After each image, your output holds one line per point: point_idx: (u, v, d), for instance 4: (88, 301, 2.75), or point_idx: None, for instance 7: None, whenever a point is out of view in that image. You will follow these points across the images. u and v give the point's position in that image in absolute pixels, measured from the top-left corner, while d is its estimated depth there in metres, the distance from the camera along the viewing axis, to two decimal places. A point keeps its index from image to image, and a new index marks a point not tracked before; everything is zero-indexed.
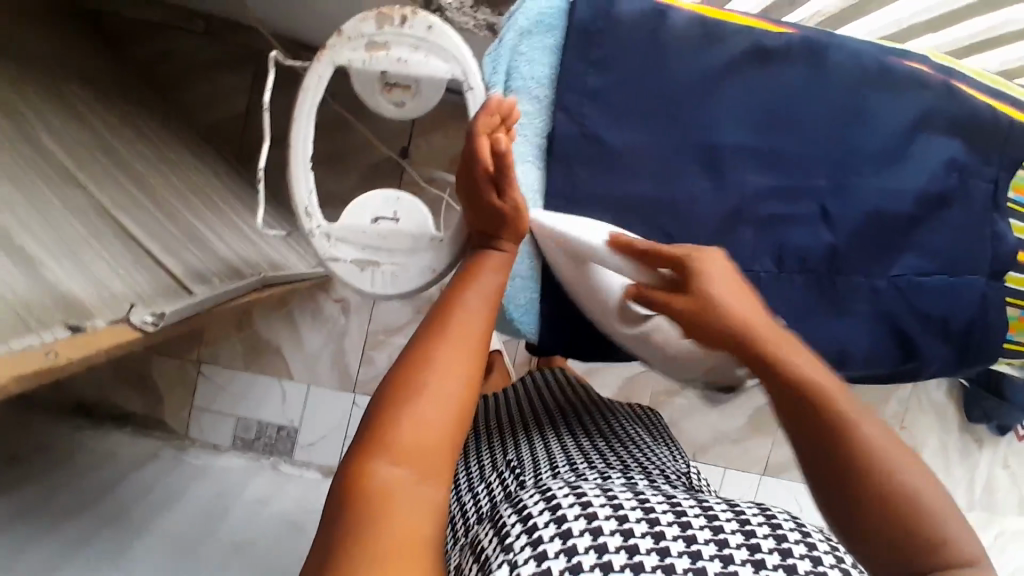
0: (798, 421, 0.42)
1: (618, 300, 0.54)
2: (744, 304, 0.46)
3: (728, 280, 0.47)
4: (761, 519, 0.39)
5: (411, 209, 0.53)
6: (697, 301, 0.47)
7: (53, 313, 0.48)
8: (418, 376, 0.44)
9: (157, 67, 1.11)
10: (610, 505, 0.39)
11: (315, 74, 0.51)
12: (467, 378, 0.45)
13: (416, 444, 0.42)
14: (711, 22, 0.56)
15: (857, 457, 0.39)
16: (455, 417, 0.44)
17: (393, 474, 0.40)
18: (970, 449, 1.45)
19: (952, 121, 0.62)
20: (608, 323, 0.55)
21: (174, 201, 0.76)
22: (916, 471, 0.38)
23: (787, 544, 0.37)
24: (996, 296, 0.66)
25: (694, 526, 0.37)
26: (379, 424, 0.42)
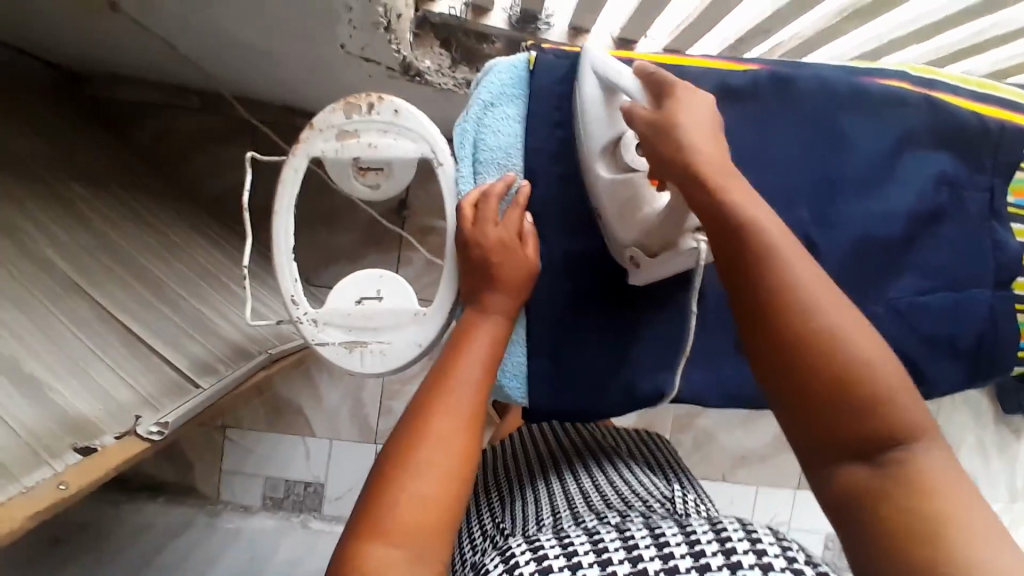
0: (746, 288, 0.42)
1: (604, 142, 0.50)
2: (706, 139, 0.44)
3: (705, 120, 0.45)
4: (711, 537, 0.45)
5: (393, 285, 0.54)
6: (661, 126, 0.45)
7: (62, 438, 0.51)
8: (409, 453, 0.45)
9: (158, 146, 1.16)
10: (567, 561, 0.43)
11: (290, 168, 0.53)
12: (459, 441, 0.46)
13: (406, 525, 0.42)
14: (675, 68, 0.58)
15: (801, 333, 0.40)
16: (447, 481, 0.44)
17: (382, 553, 0.41)
18: (1009, 441, 1.39)
19: (938, 134, 0.61)
20: (591, 163, 0.51)
21: (178, 290, 0.79)
22: (910, 407, 0.39)
23: (735, 557, 0.42)
24: (1004, 305, 0.64)
25: (646, 558, 0.43)
26: (365, 510, 0.43)
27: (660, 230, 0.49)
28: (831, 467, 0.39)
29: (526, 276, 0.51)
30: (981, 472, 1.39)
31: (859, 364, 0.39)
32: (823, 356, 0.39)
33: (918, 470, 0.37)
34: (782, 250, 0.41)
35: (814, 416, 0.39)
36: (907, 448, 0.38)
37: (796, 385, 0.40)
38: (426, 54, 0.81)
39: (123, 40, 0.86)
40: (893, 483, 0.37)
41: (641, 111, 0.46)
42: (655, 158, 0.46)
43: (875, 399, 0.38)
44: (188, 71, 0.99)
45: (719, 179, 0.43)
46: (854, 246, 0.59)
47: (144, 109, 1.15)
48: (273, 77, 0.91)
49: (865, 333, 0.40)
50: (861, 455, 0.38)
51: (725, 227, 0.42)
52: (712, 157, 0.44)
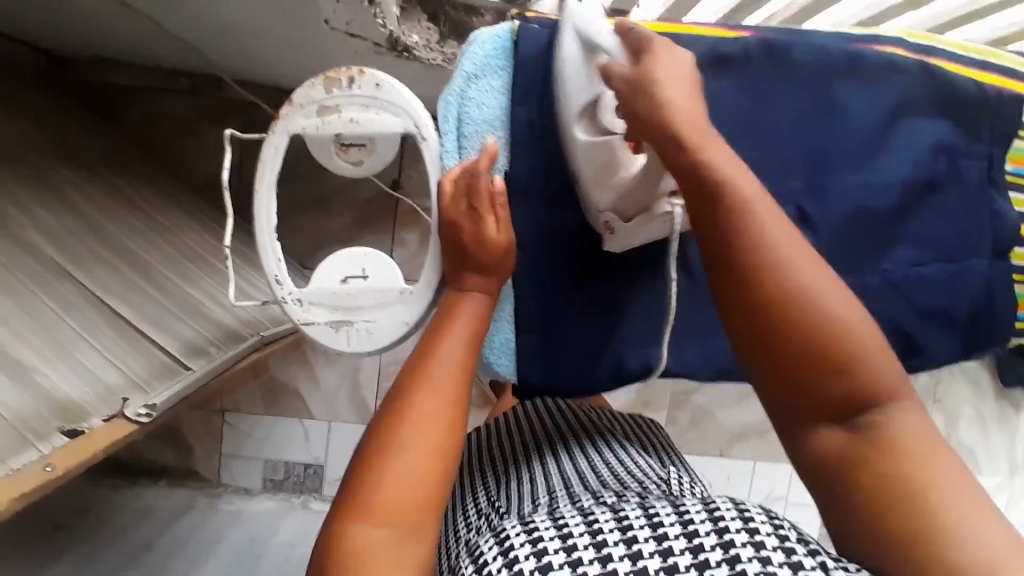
0: (720, 247, 0.42)
1: (581, 100, 0.49)
2: (684, 94, 0.44)
3: (682, 77, 0.45)
4: (705, 516, 0.42)
5: (378, 263, 0.53)
6: (639, 84, 0.44)
7: (49, 421, 0.50)
8: (394, 432, 0.44)
9: (146, 130, 1.14)
10: (563, 547, 0.42)
11: (270, 146, 0.52)
12: (444, 421, 0.45)
13: (390, 504, 0.42)
14: (669, 37, 0.56)
15: (782, 295, 0.40)
16: (436, 463, 0.44)
17: (375, 535, 0.41)
18: (1009, 414, 1.39)
19: (936, 102, 0.60)
20: (568, 123, 0.50)
21: (169, 273, 0.78)
22: (892, 371, 0.40)
23: (728, 536, 0.40)
24: (1000, 276, 0.63)
25: (639, 540, 0.42)
26: (353, 492, 0.43)
27: (633, 192, 0.49)
28: (813, 430, 0.41)
29: (501, 254, 0.50)
30: (980, 445, 1.39)
31: (829, 324, 0.40)
32: (794, 318, 0.40)
33: (896, 434, 0.39)
34: (758, 210, 0.41)
35: (792, 377, 0.40)
36: (884, 410, 0.40)
37: (766, 350, 0.40)
38: (413, 29, 0.79)
39: (109, 22, 0.85)
40: (868, 449, 0.39)
41: (618, 69, 0.46)
42: (631, 117, 0.46)
43: (850, 361, 0.39)
44: (174, 52, 0.97)
45: (694, 136, 0.43)
46: (848, 217, 0.58)
47: (132, 92, 1.14)
48: (261, 55, 0.90)
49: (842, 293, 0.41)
50: (836, 420, 0.40)
51: (699, 185, 0.42)
52: (688, 115, 0.43)
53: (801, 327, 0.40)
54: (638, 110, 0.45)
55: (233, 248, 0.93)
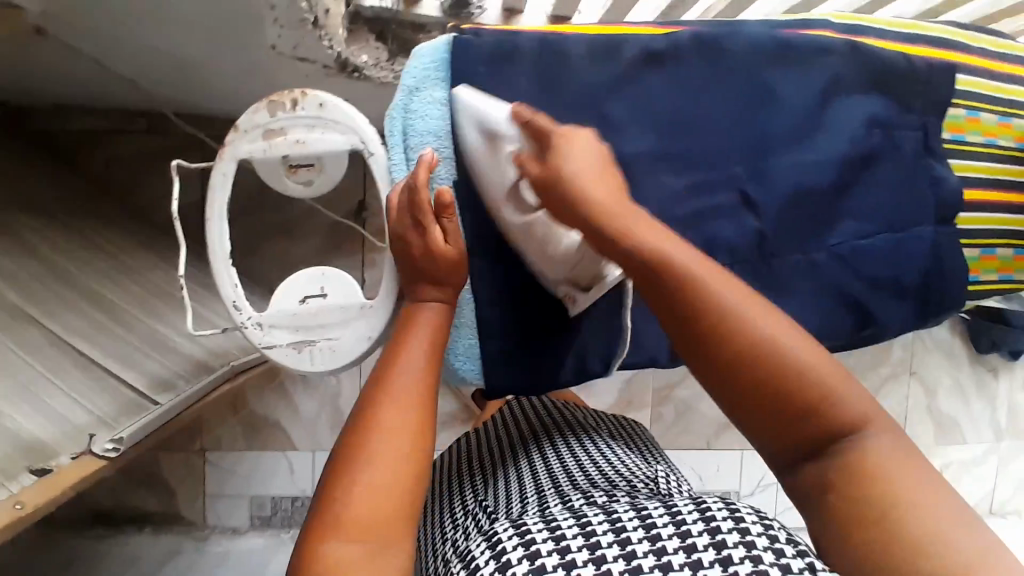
0: (675, 324, 0.44)
1: (504, 189, 0.50)
2: (599, 182, 0.46)
3: (591, 157, 0.46)
4: (697, 516, 0.43)
5: (336, 280, 0.53)
6: (552, 186, 0.46)
7: (16, 461, 0.50)
8: (366, 444, 0.44)
9: (106, 173, 1.13)
10: (557, 550, 0.43)
11: (219, 172, 0.52)
12: (415, 429, 0.46)
13: (366, 514, 0.42)
14: (609, 37, 0.57)
15: (744, 356, 0.42)
16: (410, 470, 0.44)
17: (350, 549, 0.41)
18: (986, 380, 1.42)
19: (866, 79, 0.62)
20: (498, 207, 0.52)
21: (134, 311, 0.78)
22: (858, 399, 0.42)
23: (721, 536, 0.41)
24: (946, 240, 0.65)
25: (633, 541, 0.43)
26: (326, 505, 0.43)
27: (579, 265, 0.52)
28: (802, 461, 0.43)
29: (454, 266, 0.50)
30: (961, 413, 1.41)
31: (784, 371, 0.42)
32: (757, 375, 0.42)
33: (871, 458, 0.41)
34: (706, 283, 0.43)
35: (768, 420, 0.42)
36: (857, 438, 0.42)
37: (737, 397, 0.43)
38: (363, 50, 0.81)
39: (60, 68, 0.85)
40: (844, 471, 0.41)
41: (529, 162, 0.47)
42: (556, 212, 0.47)
43: (816, 400, 0.42)
44: (127, 92, 0.97)
45: (624, 220, 0.44)
46: (794, 196, 0.60)
47: (89, 136, 1.13)
48: (215, 88, 0.91)
49: (801, 340, 0.43)
50: (812, 451, 0.42)
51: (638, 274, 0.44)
52: (603, 199, 0.45)
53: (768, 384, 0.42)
54: (560, 208, 0.46)
55: (200, 283, 0.93)
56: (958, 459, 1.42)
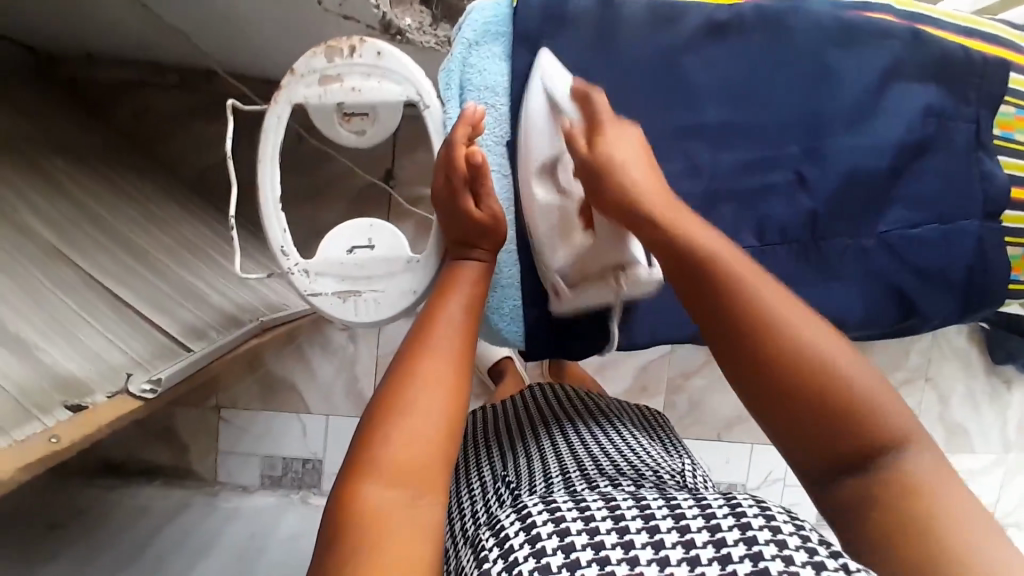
0: (711, 311, 0.43)
1: (540, 160, 0.52)
2: (644, 174, 0.47)
3: (637, 153, 0.48)
4: (727, 511, 0.40)
5: (384, 232, 0.53)
6: (596, 163, 0.47)
7: (52, 396, 0.50)
8: (405, 391, 0.45)
9: (135, 127, 1.13)
10: (582, 518, 0.41)
11: (273, 116, 0.52)
12: (450, 384, 0.46)
13: (396, 463, 0.42)
14: (667, 6, 0.56)
15: (782, 345, 0.41)
16: (446, 431, 0.44)
17: (381, 496, 0.40)
18: (1001, 390, 1.42)
19: (924, 68, 0.61)
20: (527, 178, 0.52)
21: (166, 260, 0.78)
22: (903, 418, 0.40)
23: (752, 533, 0.37)
24: (993, 237, 0.64)
25: (662, 529, 0.39)
26: (364, 451, 0.42)
27: (582, 263, 0.53)
28: (829, 475, 0.40)
29: (486, 231, 0.51)
30: (974, 422, 1.41)
31: (815, 372, 0.40)
32: (792, 375, 0.40)
33: (910, 474, 0.38)
34: (743, 274, 0.43)
35: (799, 422, 0.40)
36: (895, 456, 0.39)
37: (766, 398, 0.41)
38: (406, 12, 0.78)
39: (98, 13, 0.84)
40: (886, 487, 0.38)
41: (578, 138, 0.49)
42: (590, 191, 0.49)
43: (852, 408, 0.39)
44: (162, 43, 0.97)
45: (667, 213, 0.46)
46: (845, 180, 0.59)
47: (118, 86, 1.12)
48: (254, 43, 0.90)
49: (839, 347, 0.41)
50: (847, 465, 0.40)
51: (683, 259, 0.44)
52: (648, 189, 0.46)
53: (804, 377, 0.40)
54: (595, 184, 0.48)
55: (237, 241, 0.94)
56: (966, 468, 1.42)
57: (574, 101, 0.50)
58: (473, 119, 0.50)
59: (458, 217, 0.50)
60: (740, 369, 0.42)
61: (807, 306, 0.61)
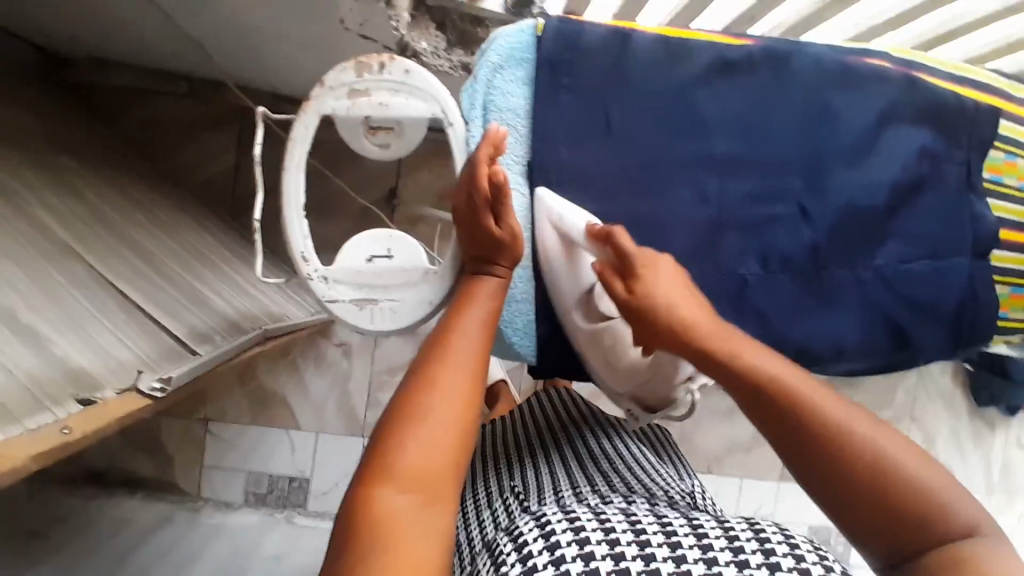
0: (766, 407, 0.44)
1: (579, 298, 0.55)
2: (686, 299, 0.49)
3: (672, 282, 0.50)
4: (751, 535, 0.43)
5: (404, 244, 0.54)
6: (638, 310, 0.49)
7: (63, 388, 0.50)
8: (419, 403, 0.45)
9: (145, 135, 1.14)
10: (605, 538, 0.42)
11: (301, 126, 0.53)
12: (465, 396, 0.46)
13: (412, 471, 0.42)
14: (676, 43, 0.59)
15: (841, 447, 0.41)
16: (456, 440, 0.44)
17: (397, 503, 0.40)
18: (983, 433, 1.44)
19: (919, 111, 0.64)
20: (568, 314, 0.55)
21: (174, 264, 0.78)
22: (967, 503, 0.39)
23: (781, 571, 0.40)
24: (982, 275, 0.67)
25: (689, 559, 0.41)
26: (379, 456, 0.43)
27: (649, 382, 0.57)
28: (896, 560, 0.39)
29: (505, 247, 0.52)
30: (957, 463, 1.43)
31: (872, 461, 0.40)
32: (852, 464, 0.40)
33: (979, 561, 0.37)
34: (792, 381, 0.44)
35: (860, 505, 0.40)
36: (961, 542, 0.38)
37: (825, 483, 0.41)
38: (423, 37, 0.82)
39: (120, 20, 0.86)
40: (953, 570, 0.37)
41: (615, 286, 0.51)
42: (639, 327, 0.51)
43: (911, 491, 0.39)
44: (179, 54, 0.98)
45: (712, 335, 0.47)
46: (845, 213, 0.62)
47: (131, 95, 1.14)
48: (270, 58, 0.92)
49: (894, 439, 0.41)
50: (912, 550, 0.39)
51: (731, 366, 0.46)
52: (690, 318, 0.48)
53: (864, 477, 0.40)
54: (640, 318, 0.50)
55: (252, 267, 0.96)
56: None
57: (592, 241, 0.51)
58: (494, 132, 0.52)
59: (478, 237, 0.52)
60: (796, 455, 0.43)
61: (807, 333, 0.62)
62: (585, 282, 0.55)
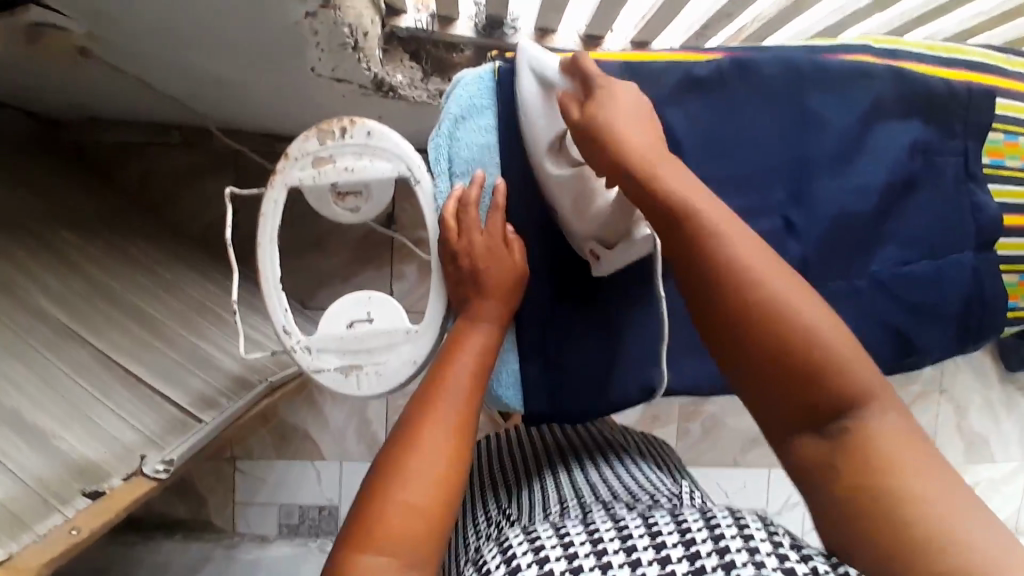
0: (699, 282, 0.45)
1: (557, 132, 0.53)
2: (639, 131, 0.48)
3: (630, 113, 0.49)
4: (703, 524, 0.43)
5: (382, 305, 0.55)
6: (592, 132, 0.48)
7: (70, 484, 0.54)
8: (399, 462, 0.45)
9: (143, 189, 1.16)
10: (565, 556, 0.42)
11: (270, 200, 0.54)
12: (450, 449, 0.46)
13: (396, 529, 0.42)
14: (640, 67, 0.58)
15: (771, 321, 0.42)
16: (438, 480, 0.45)
17: (378, 564, 0.41)
18: (1017, 396, 1.40)
19: (909, 104, 0.62)
20: (539, 159, 0.53)
21: (176, 326, 0.80)
22: (872, 376, 0.42)
23: (729, 557, 0.39)
24: (985, 267, 0.65)
25: (644, 562, 0.41)
26: (363, 520, 0.42)
27: (610, 219, 0.53)
28: (797, 436, 0.42)
29: (511, 289, 0.53)
30: (993, 430, 1.39)
31: (793, 339, 0.41)
32: (779, 342, 0.42)
33: (875, 441, 0.40)
34: (733, 241, 0.44)
35: (779, 394, 0.42)
36: (861, 419, 0.41)
37: (756, 369, 0.43)
38: (397, 69, 0.85)
39: (102, 87, 0.88)
40: (847, 450, 0.40)
41: (572, 108, 0.50)
42: (591, 155, 0.50)
43: (827, 369, 0.41)
44: (164, 108, 1.00)
45: (655, 166, 0.47)
46: (833, 224, 0.60)
47: (125, 150, 1.16)
48: (253, 105, 0.93)
49: (809, 301, 0.43)
50: (813, 428, 0.42)
51: (664, 209, 0.46)
52: (644, 148, 0.47)
53: (808, 368, 0.41)
54: (599, 151, 0.48)
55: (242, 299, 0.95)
56: (990, 476, 1.40)
57: (565, 75, 0.52)
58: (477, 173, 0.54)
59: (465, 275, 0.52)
60: (729, 347, 0.44)
61: None
62: (552, 127, 0.53)
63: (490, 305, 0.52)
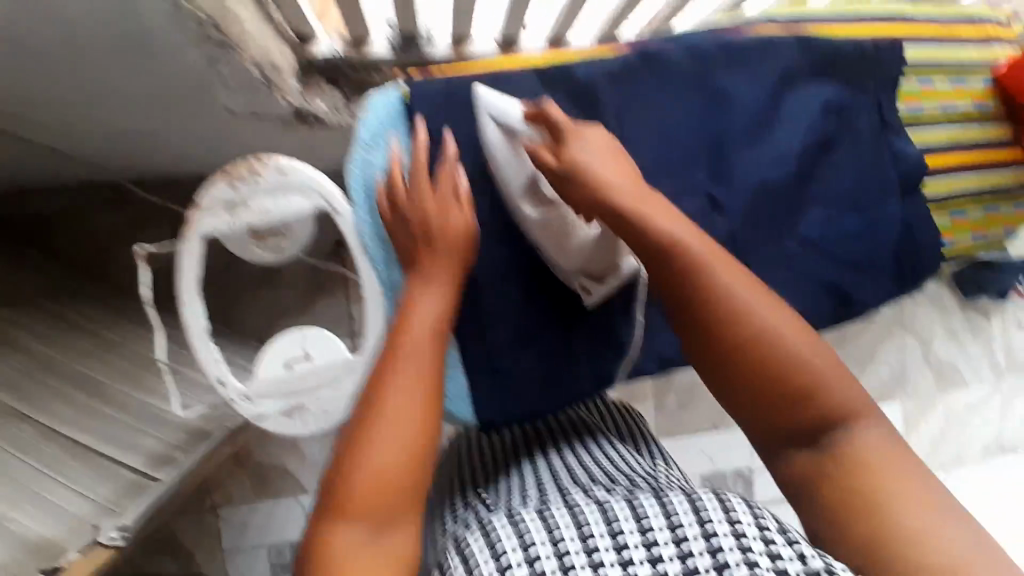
0: (685, 309, 0.47)
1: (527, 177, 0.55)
2: (614, 169, 0.50)
3: (604, 153, 0.51)
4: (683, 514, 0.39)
5: (318, 340, 0.55)
6: (571, 174, 0.50)
7: (28, 564, 0.52)
8: (366, 422, 0.44)
9: (80, 250, 1.13)
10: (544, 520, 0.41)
11: (188, 251, 0.56)
12: (420, 400, 0.45)
13: (368, 495, 0.41)
14: (549, 67, 0.57)
15: (754, 350, 0.45)
16: (408, 446, 0.43)
17: (351, 533, 0.41)
18: (980, 322, 1.43)
19: (816, 67, 0.63)
20: (516, 204, 0.56)
21: (125, 387, 0.79)
22: (854, 391, 0.46)
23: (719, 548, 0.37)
24: (911, 215, 0.66)
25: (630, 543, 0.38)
26: (337, 485, 0.42)
27: (595, 255, 0.57)
28: (789, 450, 0.46)
29: (462, 236, 0.50)
30: (962, 359, 1.42)
31: (778, 363, 0.45)
32: (767, 367, 0.45)
33: (863, 452, 0.44)
34: (721, 270, 0.46)
35: (772, 408, 0.45)
36: (851, 432, 0.45)
37: (737, 391, 0.46)
38: (318, 96, 0.80)
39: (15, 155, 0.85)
40: (838, 465, 0.44)
41: (544, 153, 0.52)
42: (570, 197, 0.52)
43: (808, 390, 0.45)
44: (85, 165, 0.97)
45: (634, 202, 0.49)
46: (756, 195, 0.61)
47: (56, 214, 1.12)
48: (176, 150, 0.91)
49: (799, 331, 0.46)
50: (806, 442, 0.46)
51: (652, 245, 0.47)
52: (624, 187, 0.49)
53: (791, 390, 0.45)
54: (578, 191, 0.50)
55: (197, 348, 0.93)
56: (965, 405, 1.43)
57: (528, 122, 0.53)
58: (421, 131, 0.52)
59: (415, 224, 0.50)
60: (712, 362, 0.47)
61: None
62: (524, 171, 0.55)
63: (443, 252, 0.50)
